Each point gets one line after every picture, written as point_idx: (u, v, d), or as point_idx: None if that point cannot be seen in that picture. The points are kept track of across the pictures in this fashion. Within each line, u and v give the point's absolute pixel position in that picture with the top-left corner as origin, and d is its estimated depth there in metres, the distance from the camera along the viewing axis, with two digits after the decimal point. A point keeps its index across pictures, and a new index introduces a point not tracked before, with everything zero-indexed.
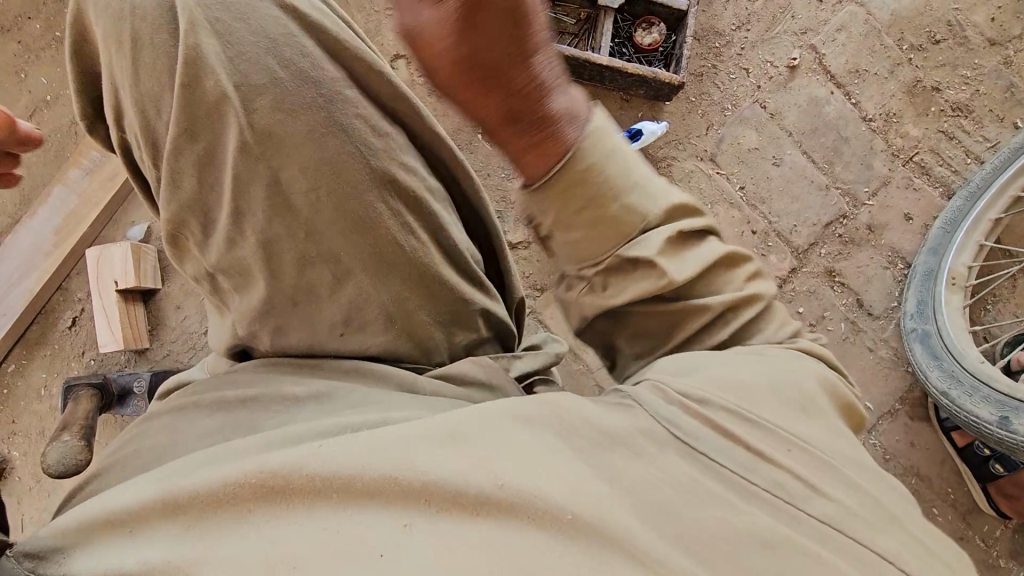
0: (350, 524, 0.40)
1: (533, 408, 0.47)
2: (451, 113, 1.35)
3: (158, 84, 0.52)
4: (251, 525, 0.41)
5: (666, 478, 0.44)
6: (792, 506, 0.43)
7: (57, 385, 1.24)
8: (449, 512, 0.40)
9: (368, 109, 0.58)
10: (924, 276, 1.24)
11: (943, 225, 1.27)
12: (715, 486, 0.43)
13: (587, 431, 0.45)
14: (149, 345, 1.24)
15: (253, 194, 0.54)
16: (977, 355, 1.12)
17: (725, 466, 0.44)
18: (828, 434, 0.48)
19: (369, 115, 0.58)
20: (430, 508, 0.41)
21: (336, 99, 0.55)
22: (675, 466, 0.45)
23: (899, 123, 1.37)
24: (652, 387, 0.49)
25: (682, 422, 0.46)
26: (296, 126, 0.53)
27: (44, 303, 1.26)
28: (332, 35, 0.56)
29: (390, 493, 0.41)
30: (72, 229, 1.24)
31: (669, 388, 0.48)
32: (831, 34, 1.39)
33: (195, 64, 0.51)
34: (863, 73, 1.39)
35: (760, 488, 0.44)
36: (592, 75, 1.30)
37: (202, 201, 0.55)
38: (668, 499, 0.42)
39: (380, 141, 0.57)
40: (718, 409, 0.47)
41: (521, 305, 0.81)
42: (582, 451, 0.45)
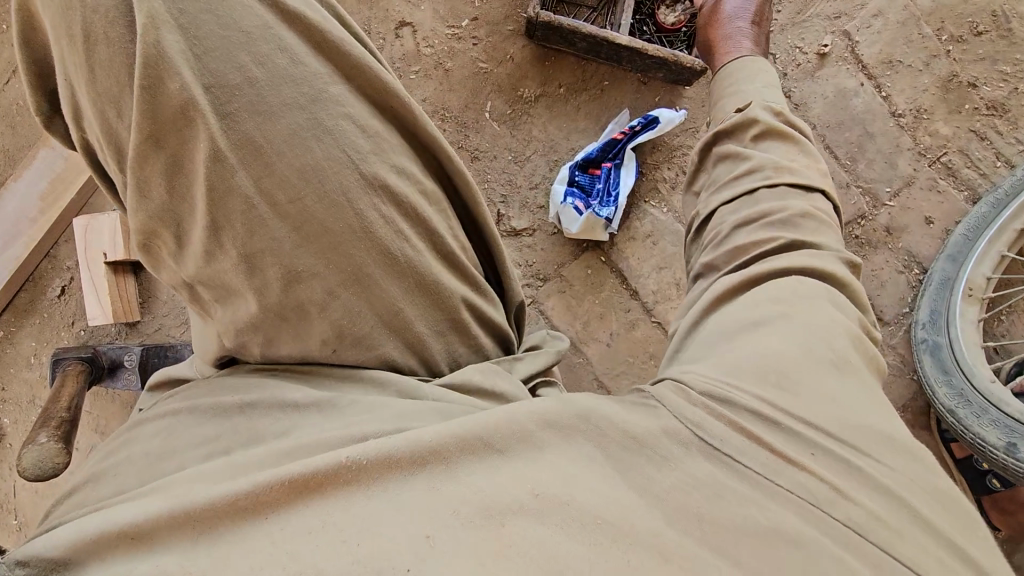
0: (378, 526, 0.41)
1: (542, 412, 0.47)
2: (458, 88, 1.28)
3: (117, 84, 0.45)
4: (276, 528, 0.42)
5: (675, 478, 0.45)
6: (803, 504, 0.44)
7: (46, 355, 1.21)
8: (478, 520, 0.41)
9: (358, 111, 0.54)
10: (939, 285, 1.20)
11: (965, 232, 1.21)
12: (735, 488, 0.44)
13: (608, 440, 0.46)
14: (140, 318, 1.22)
15: (230, 208, 0.49)
16: (988, 373, 1.10)
17: (746, 468, 0.46)
18: (853, 436, 0.49)
19: (358, 118, 0.54)
20: (457, 515, 0.42)
21: (323, 101, 0.51)
22: (676, 466, 0.46)
23: (929, 120, 1.30)
24: (674, 386, 0.51)
25: (704, 424, 0.48)
26: (280, 129, 0.49)
27: (31, 270, 1.22)
28: (321, 29, 0.52)
29: (418, 502, 0.42)
30: (57, 196, 1.19)
31: (691, 387, 0.50)
32: (866, 20, 1.32)
33: (157, 64, 0.44)
34: (896, 64, 1.31)
35: (761, 476, 0.45)
36: (609, 55, 1.22)
37: (174, 212, 0.50)
38: (690, 508, 0.43)
39: (369, 145, 0.54)
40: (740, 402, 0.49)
41: (520, 307, 0.79)
42: (589, 453, 0.46)
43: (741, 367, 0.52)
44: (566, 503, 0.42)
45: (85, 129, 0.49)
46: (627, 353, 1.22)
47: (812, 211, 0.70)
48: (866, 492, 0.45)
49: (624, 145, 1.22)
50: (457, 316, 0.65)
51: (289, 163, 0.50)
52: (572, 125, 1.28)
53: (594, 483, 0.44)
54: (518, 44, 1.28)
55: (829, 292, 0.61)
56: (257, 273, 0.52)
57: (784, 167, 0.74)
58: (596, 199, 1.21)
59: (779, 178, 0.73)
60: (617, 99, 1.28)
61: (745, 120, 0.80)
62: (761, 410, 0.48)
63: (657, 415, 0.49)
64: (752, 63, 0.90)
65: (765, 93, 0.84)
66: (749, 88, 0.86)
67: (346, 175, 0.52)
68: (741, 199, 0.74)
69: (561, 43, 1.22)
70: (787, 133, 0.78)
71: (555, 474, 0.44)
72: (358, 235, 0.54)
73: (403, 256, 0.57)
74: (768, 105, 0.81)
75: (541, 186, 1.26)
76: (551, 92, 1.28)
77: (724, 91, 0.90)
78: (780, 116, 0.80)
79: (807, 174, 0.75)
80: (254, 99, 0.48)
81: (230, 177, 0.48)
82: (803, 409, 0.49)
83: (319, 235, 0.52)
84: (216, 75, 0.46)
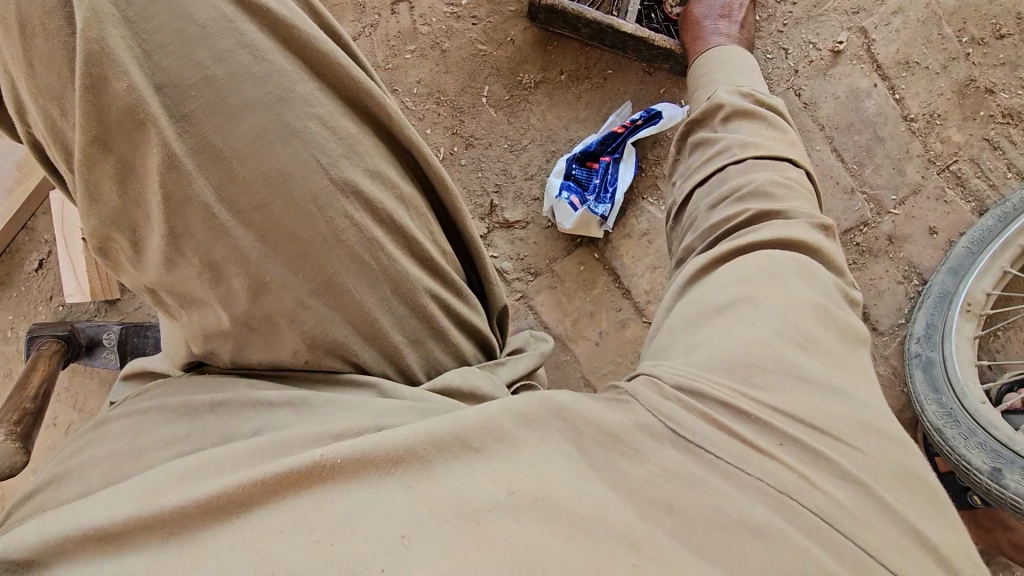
0: (341, 530, 0.38)
1: (515, 408, 0.44)
2: (455, 70, 1.23)
3: (59, 80, 0.42)
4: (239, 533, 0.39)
5: (648, 472, 0.42)
6: (772, 493, 0.41)
7: (23, 329, 1.18)
8: (449, 525, 0.38)
9: (331, 112, 0.50)
10: (938, 298, 1.17)
11: (969, 245, 1.18)
12: (711, 483, 0.41)
13: (585, 441, 0.43)
14: (120, 296, 1.19)
15: (189, 215, 0.45)
16: (978, 394, 1.08)
17: (726, 464, 0.42)
18: (849, 435, 0.45)
19: (333, 120, 0.50)
20: (427, 520, 0.38)
21: (290, 100, 0.48)
22: (642, 459, 0.43)
23: (942, 126, 1.25)
24: (649, 381, 0.48)
25: (682, 420, 0.44)
26: (243, 132, 0.45)
27: (8, 243, 1.19)
28: (294, 25, 0.48)
29: (383, 507, 0.39)
30: (32, 169, 1.15)
31: (665, 381, 0.47)
32: (885, 17, 1.26)
33: (100, 61, 0.41)
34: (913, 66, 1.26)
35: (733, 467, 0.42)
36: (614, 43, 1.16)
37: (129, 217, 0.47)
38: (666, 506, 0.40)
39: (342, 150, 0.50)
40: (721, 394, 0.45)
41: (504, 311, 0.75)
42: (562, 450, 0.42)
43: (721, 356, 0.49)
44: (540, 502, 0.39)
45: (33, 123, 0.47)
46: (616, 353, 1.19)
47: (783, 182, 0.67)
48: (833, 482, 0.42)
49: (624, 138, 1.18)
50: (438, 328, 0.60)
51: (252, 167, 0.46)
52: (572, 114, 1.23)
53: (562, 482, 0.41)
54: (520, 26, 1.22)
55: (798, 263, 0.57)
56: (222, 282, 0.48)
57: (749, 144, 0.72)
58: (591, 194, 1.17)
59: (743, 154, 0.71)
60: (620, 90, 1.23)
61: (712, 106, 0.80)
62: (729, 403, 0.45)
63: (631, 410, 0.45)
64: (728, 53, 0.91)
65: (736, 79, 0.84)
66: (724, 75, 0.86)
67: (316, 180, 0.48)
68: (709, 182, 0.73)
69: (564, 28, 1.17)
70: (754, 111, 0.77)
71: (528, 476, 0.41)
72: (330, 243, 0.50)
73: (379, 265, 0.53)
74: (737, 89, 0.81)
75: (536, 178, 1.22)
76: (551, 79, 1.23)
77: (697, 82, 0.91)
78: (748, 95, 0.79)
79: (776, 149, 0.72)
80: (212, 97, 0.44)
81: (187, 184, 0.45)
82: (781, 403, 0.45)
83: (285, 244, 0.48)
84: (169, 72, 0.43)
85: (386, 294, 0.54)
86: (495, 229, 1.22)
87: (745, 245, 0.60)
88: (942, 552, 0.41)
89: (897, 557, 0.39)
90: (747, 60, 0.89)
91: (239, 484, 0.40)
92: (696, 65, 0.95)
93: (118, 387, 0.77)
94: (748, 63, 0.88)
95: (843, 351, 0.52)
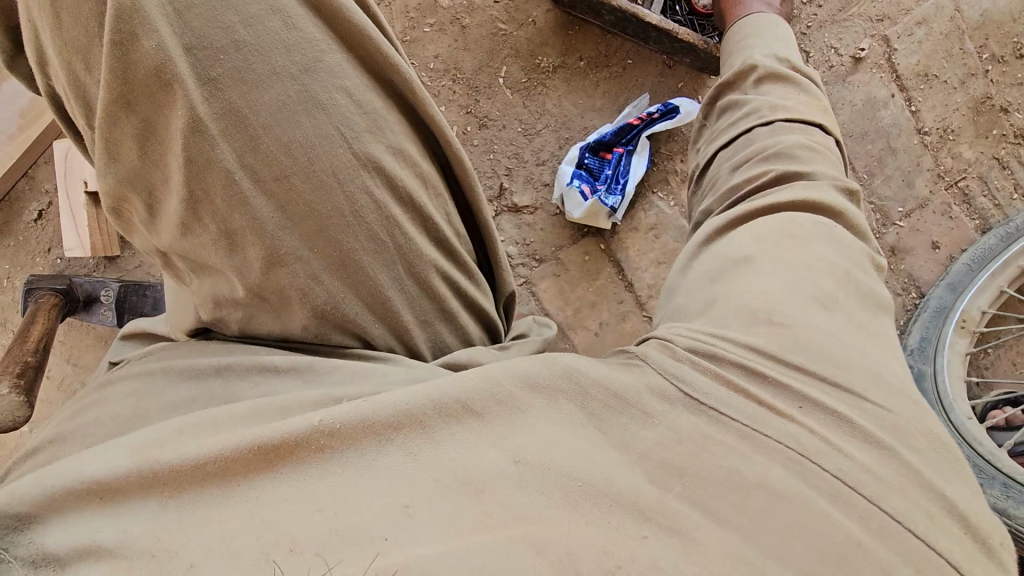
0: (361, 497, 0.38)
1: (527, 376, 0.43)
2: (472, 48, 1.21)
3: (84, 34, 0.41)
4: (255, 491, 0.39)
5: (657, 434, 0.42)
6: (790, 455, 0.41)
7: (20, 280, 1.17)
8: (464, 491, 0.39)
9: (357, 86, 0.50)
10: (934, 312, 1.18)
11: (969, 262, 1.19)
12: (724, 442, 0.42)
13: (598, 404, 0.43)
14: (120, 253, 1.18)
15: (209, 181, 0.45)
16: (965, 409, 1.11)
17: (733, 419, 0.43)
18: (864, 403, 0.44)
19: (358, 93, 0.49)
20: (445, 486, 0.39)
21: (317, 71, 0.47)
22: (656, 421, 0.43)
23: (954, 142, 1.26)
24: (660, 343, 0.48)
25: (692, 377, 0.45)
26: (266, 101, 0.45)
27: (8, 191, 1.17)
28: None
29: (403, 469, 0.39)
30: (39, 115, 1.13)
31: (677, 342, 0.47)
32: (909, 27, 1.25)
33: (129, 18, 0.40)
34: (932, 79, 1.26)
35: (747, 426, 0.42)
36: (636, 32, 1.15)
37: (148, 178, 0.46)
38: (676, 466, 0.41)
39: (366, 124, 0.50)
40: (734, 352, 0.46)
41: (511, 297, 0.75)
42: (571, 420, 0.43)
43: (736, 320, 0.49)
44: (547, 469, 0.40)
45: (55, 75, 0.46)
46: (614, 345, 1.21)
47: (810, 145, 0.67)
48: (855, 443, 0.42)
49: (640, 131, 1.18)
50: (449, 313, 0.60)
51: (275, 137, 0.46)
52: (588, 102, 1.22)
53: (571, 449, 0.41)
54: (542, 8, 1.20)
55: (824, 227, 0.57)
56: (237, 250, 0.47)
57: (782, 109, 0.72)
58: (603, 185, 1.17)
59: (774, 118, 0.71)
60: (638, 81, 1.22)
61: (742, 70, 0.79)
62: (748, 368, 0.45)
63: (641, 372, 0.46)
64: (762, 21, 0.89)
65: (772, 45, 0.83)
66: (759, 41, 0.85)
67: (338, 154, 0.48)
68: (738, 144, 0.73)
69: (586, 12, 1.15)
70: (789, 75, 0.76)
71: (533, 442, 0.41)
72: (348, 220, 0.49)
73: (395, 245, 0.53)
74: (771, 53, 0.80)
75: (548, 164, 1.21)
76: (570, 64, 1.22)
77: (730, 51, 0.89)
78: (782, 60, 0.79)
79: (808, 114, 0.72)
80: (240, 64, 0.44)
81: (209, 148, 0.44)
82: (801, 385, 0.45)
83: (304, 217, 0.48)
84: (198, 34, 0.42)
85: (400, 274, 0.54)
86: (503, 213, 1.21)
87: (770, 205, 0.60)
88: (968, 517, 0.41)
89: (922, 521, 0.39)
90: (782, 27, 0.87)
91: (240, 441, 0.40)
92: (731, 33, 0.93)
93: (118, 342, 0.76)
94: (782, 31, 0.86)
95: (865, 318, 0.52)
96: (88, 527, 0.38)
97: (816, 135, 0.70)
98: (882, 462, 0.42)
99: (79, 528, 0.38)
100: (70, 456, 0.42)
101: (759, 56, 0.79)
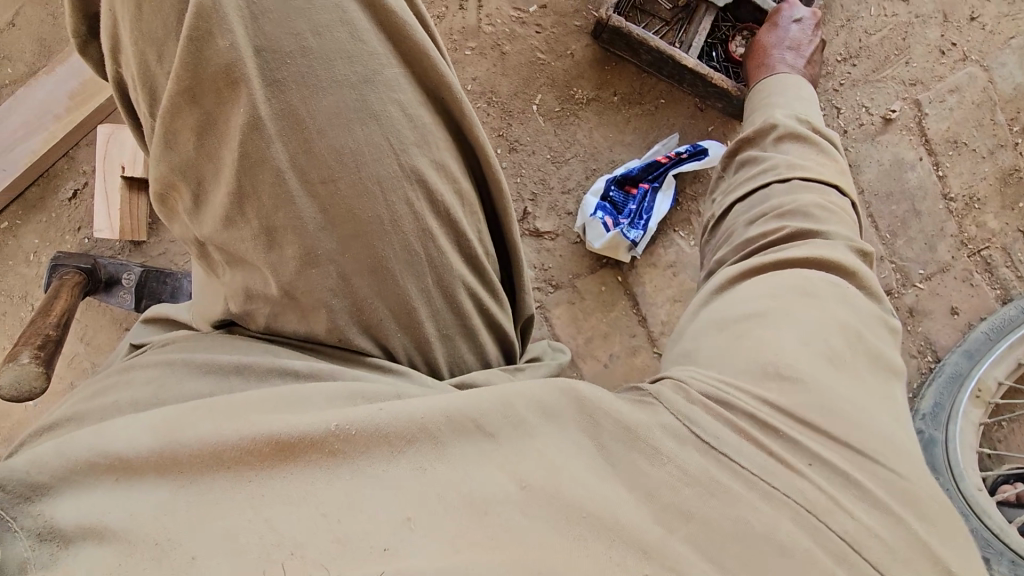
0: (370, 505, 0.38)
1: (541, 400, 0.44)
2: (510, 74, 1.24)
3: (163, 27, 0.44)
4: (266, 487, 0.39)
5: (666, 473, 0.42)
6: (800, 511, 0.41)
7: (47, 255, 1.20)
8: (471, 512, 0.38)
9: (410, 100, 0.51)
10: (949, 378, 1.16)
11: (987, 331, 1.18)
12: (734, 489, 0.41)
13: (610, 437, 0.43)
14: (146, 239, 1.20)
15: (260, 176, 0.46)
16: (976, 481, 1.09)
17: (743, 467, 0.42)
18: (874, 468, 0.44)
19: (411, 107, 0.51)
20: (453, 504, 0.38)
21: (376, 83, 0.49)
22: (662, 458, 0.42)
23: (980, 210, 1.26)
24: (674, 385, 0.47)
25: (705, 423, 0.44)
26: (325, 106, 0.46)
27: (47, 168, 1.20)
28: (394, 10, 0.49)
29: (415, 482, 0.39)
30: (88, 98, 1.16)
31: (692, 387, 0.47)
32: (941, 94, 1.27)
33: (209, 17, 0.43)
34: (961, 146, 1.26)
35: (757, 476, 0.42)
36: (672, 73, 1.17)
37: (200, 167, 0.48)
38: (682, 508, 0.41)
39: (415, 138, 0.51)
40: (748, 406, 0.45)
41: (529, 320, 0.75)
42: (581, 449, 0.43)
43: (752, 372, 0.48)
44: (553, 497, 0.40)
45: (126, 62, 0.48)
46: (621, 379, 1.20)
47: (825, 204, 0.68)
48: (862, 507, 0.42)
49: (667, 169, 1.19)
50: (470, 329, 0.60)
51: (327, 140, 0.47)
52: (618, 137, 1.24)
53: (578, 478, 0.41)
54: (582, 42, 1.24)
55: (837, 287, 0.57)
56: (276, 246, 0.48)
57: (802, 168, 0.73)
58: (626, 219, 1.18)
59: (793, 176, 0.72)
60: (669, 121, 1.24)
61: (766, 127, 0.80)
62: (763, 425, 0.44)
63: (655, 412, 0.45)
64: (790, 84, 0.91)
65: (795, 109, 0.84)
66: (785, 104, 0.86)
67: (384, 163, 0.49)
68: (756, 199, 0.73)
69: (625, 50, 1.18)
70: (809, 138, 0.77)
71: (541, 467, 0.41)
72: (386, 227, 0.50)
73: (428, 257, 0.53)
74: (793, 115, 0.81)
75: (573, 193, 1.23)
76: (603, 98, 1.24)
77: (754, 109, 0.92)
78: (803, 123, 0.80)
79: (827, 175, 0.73)
80: (304, 68, 0.45)
81: (264, 146, 0.45)
82: (813, 443, 0.44)
83: (344, 219, 0.49)
84: (268, 38, 0.45)
85: (429, 285, 0.54)
86: (524, 236, 1.23)
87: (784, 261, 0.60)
88: None
89: None
90: (807, 93, 0.89)
91: (252, 438, 0.40)
92: (759, 92, 0.94)
93: (135, 328, 0.77)
94: (806, 97, 0.88)
95: (876, 382, 0.51)
96: (96, 505, 0.38)
97: (831, 197, 0.71)
98: (885, 528, 0.41)
99: (87, 505, 0.38)
100: (88, 432, 0.42)
101: (783, 117, 0.80)
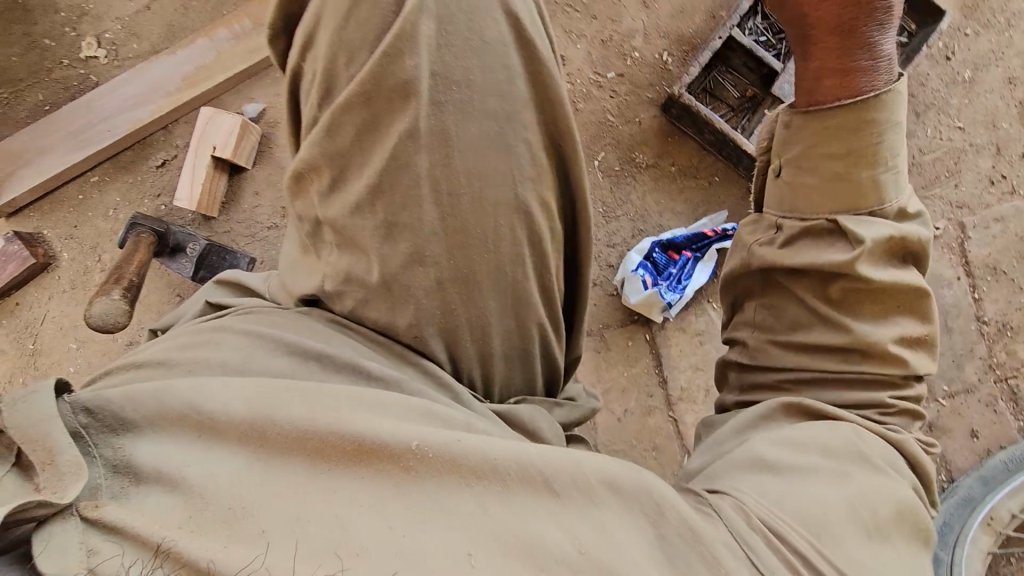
0: (425, 529, 0.42)
1: (610, 472, 0.47)
2: (579, 129, 1.33)
3: (358, 37, 0.52)
4: (341, 487, 0.43)
5: None
6: None
7: (126, 213, 1.30)
8: (519, 557, 0.42)
9: (537, 141, 0.57)
10: (961, 501, 1.16)
11: (1006, 461, 1.18)
12: None
13: (672, 528, 0.46)
14: (217, 215, 1.29)
15: (399, 178, 0.53)
16: None
17: None
18: None
19: (535, 147, 0.57)
20: (503, 547, 0.42)
21: (516, 121, 0.55)
22: (702, 542, 0.45)
23: (1011, 339, 1.27)
24: (735, 507, 0.49)
25: (762, 553, 0.46)
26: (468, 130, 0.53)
27: (144, 137, 1.31)
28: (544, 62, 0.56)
29: (472, 516, 0.43)
30: (198, 82, 1.28)
31: (753, 513, 0.48)
32: (986, 220, 1.31)
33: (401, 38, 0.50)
34: (999, 273, 1.30)
35: None
36: (731, 155, 1.25)
37: (347, 159, 0.54)
38: None
39: (532, 173, 0.57)
40: (798, 541, 0.46)
41: (574, 362, 0.78)
42: (640, 530, 0.45)
43: (804, 503, 0.49)
44: (605, 567, 0.43)
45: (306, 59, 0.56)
46: (632, 435, 1.22)
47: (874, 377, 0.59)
48: None
49: (711, 242, 1.25)
50: (528, 351, 0.64)
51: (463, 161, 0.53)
52: (669, 204, 1.30)
53: (630, 554, 0.44)
54: (651, 113, 1.32)
55: (884, 457, 0.56)
56: (391, 241, 0.54)
57: (856, 342, 0.58)
58: (665, 281, 1.23)
59: (840, 346, 0.59)
60: (721, 198, 1.30)
61: (832, 265, 0.57)
62: (807, 551, 0.46)
63: (715, 524, 0.48)
64: (881, 108, 0.56)
65: (873, 182, 0.57)
66: (873, 179, 0.57)
67: (502, 189, 0.55)
68: (795, 344, 0.62)
69: (689, 127, 1.27)
70: (879, 277, 0.57)
71: (600, 538, 0.44)
72: (487, 246, 0.56)
73: (512, 278, 0.58)
74: (880, 228, 0.57)
75: (618, 248, 1.29)
76: (662, 167, 1.31)
77: (833, 182, 0.58)
78: (886, 244, 0.57)
79: (889, 308, 0.59)
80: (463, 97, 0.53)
81: (413, 153, 0.52)
82: (839, 558, 0.46)
83: (457, 232, 0.55)
84: (443, 64, 0.52)
85: (506, 303, 0.59)
86: None
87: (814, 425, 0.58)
88: None
89: None
90: (894, 100, 0.56)
91: (337, 436, 0.45)
92: (870, 131, 0.56)
93: (195, 304, 0.83)
94: (893, 139, 0.57)
95: (919, 552, 0.52)
96: (189, 459, 0.43)
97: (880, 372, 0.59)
98: None
99: (179, 457, 0.43)
100: (196, 384, 0.47)
101: (860, 252, 0.56)
